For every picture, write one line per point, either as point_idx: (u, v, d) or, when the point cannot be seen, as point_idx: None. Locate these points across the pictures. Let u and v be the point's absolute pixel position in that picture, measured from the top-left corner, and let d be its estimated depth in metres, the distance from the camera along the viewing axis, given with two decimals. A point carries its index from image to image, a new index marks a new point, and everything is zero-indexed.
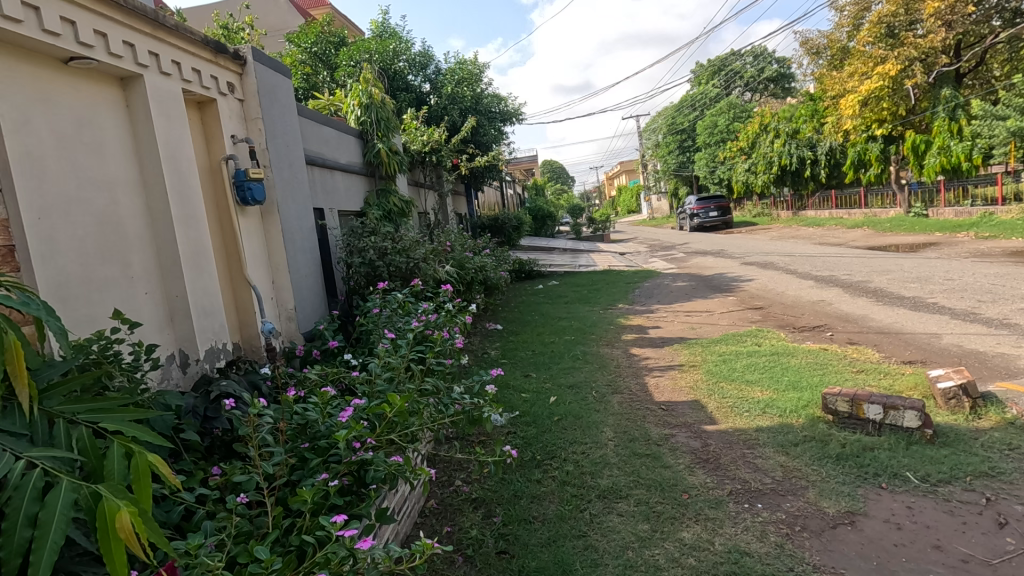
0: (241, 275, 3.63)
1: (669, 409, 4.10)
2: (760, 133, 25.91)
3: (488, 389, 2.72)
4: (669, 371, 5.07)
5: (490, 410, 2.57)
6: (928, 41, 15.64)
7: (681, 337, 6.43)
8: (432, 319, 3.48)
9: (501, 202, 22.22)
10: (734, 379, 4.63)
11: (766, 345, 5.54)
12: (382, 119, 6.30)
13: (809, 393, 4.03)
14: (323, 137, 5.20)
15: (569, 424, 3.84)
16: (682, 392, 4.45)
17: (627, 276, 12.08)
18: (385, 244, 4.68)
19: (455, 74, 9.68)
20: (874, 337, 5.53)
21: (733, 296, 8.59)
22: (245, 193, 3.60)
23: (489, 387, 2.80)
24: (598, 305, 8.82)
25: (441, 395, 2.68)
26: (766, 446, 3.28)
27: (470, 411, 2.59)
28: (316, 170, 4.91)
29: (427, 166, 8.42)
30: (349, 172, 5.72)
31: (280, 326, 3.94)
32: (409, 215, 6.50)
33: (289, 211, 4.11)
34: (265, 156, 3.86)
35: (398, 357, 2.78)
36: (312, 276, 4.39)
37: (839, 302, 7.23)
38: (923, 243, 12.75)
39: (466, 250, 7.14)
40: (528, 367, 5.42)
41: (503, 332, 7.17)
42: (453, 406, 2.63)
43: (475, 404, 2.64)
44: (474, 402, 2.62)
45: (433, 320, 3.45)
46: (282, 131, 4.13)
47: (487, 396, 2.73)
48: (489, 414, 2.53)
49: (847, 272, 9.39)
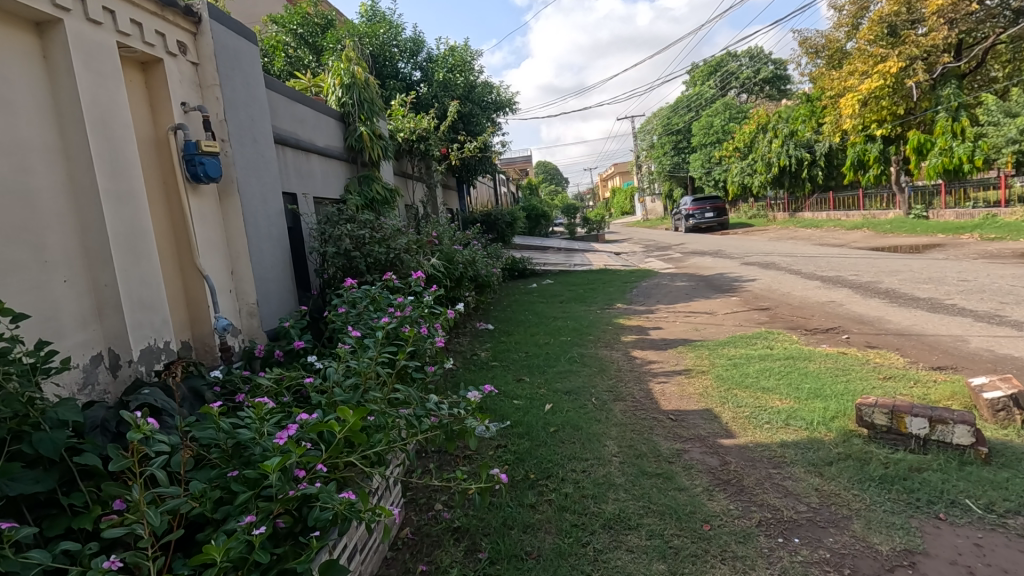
0: (191, 263, 3.15)
1: (679, 420, 3.65)
2: (757, 133, 25.65)
3: (471, 396, 2.28)
4: (675, 376, 4.64)
5: (474, 423, 2.13)
6: (930, 39, 15.40)
7: (685, 339, 5.99)
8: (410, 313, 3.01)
9: (494, 200, 21.76)
10: (748, 385, 4.20)
11: (778, 348, 5.12)
12: (365, 101, 5.84)
13: (836, 403, 3.60)
14: (297, 116, 4.72)
15: (567, 435, 3.39)
16: (691, 400, 4.02)
17: (624, 275, 11.66)
18: (362, 233, 4.21)
19: (447, 61, 9.23)
20: (894, 340, 5.12)
21: (736, 297, 8.18)
22: (195, 168, 3.11)
23: (473, 394, 2.34)
24: (595, 304, 8.38)
25: (414, 404, 2.23)
26: (795, 465, 2.85)
27: (448, 423, 2.15)
28: (288, 151, 4.44)
29: (416, 156, 7.96)
30: (327, 156, 5.24)
31: (239, 322, 3.45)
32: (394, 204, 6.02)
33: (252, 193, 3.63)
34: (223, 129, 3.38)
35: (365, 359, 2.32)
36: (279, 266, 3.91)
37: (850, 303, 6.84)
38: (927, 244, 12.45)
39: (456, 244, 6.68)
40: (521, 370, 4.96)
41: (495, 333, 6.70)
42: (429, 418, 2.18)
43: (456, 415, 2.20)
44: (454, 413, 2.18)
45: (412, 315, 3.00)
46: (245, 103, 3.66)
47: (469, 404, 2.29)
48: (473, 429, 2.09)
49: (854, 272, 9.02)
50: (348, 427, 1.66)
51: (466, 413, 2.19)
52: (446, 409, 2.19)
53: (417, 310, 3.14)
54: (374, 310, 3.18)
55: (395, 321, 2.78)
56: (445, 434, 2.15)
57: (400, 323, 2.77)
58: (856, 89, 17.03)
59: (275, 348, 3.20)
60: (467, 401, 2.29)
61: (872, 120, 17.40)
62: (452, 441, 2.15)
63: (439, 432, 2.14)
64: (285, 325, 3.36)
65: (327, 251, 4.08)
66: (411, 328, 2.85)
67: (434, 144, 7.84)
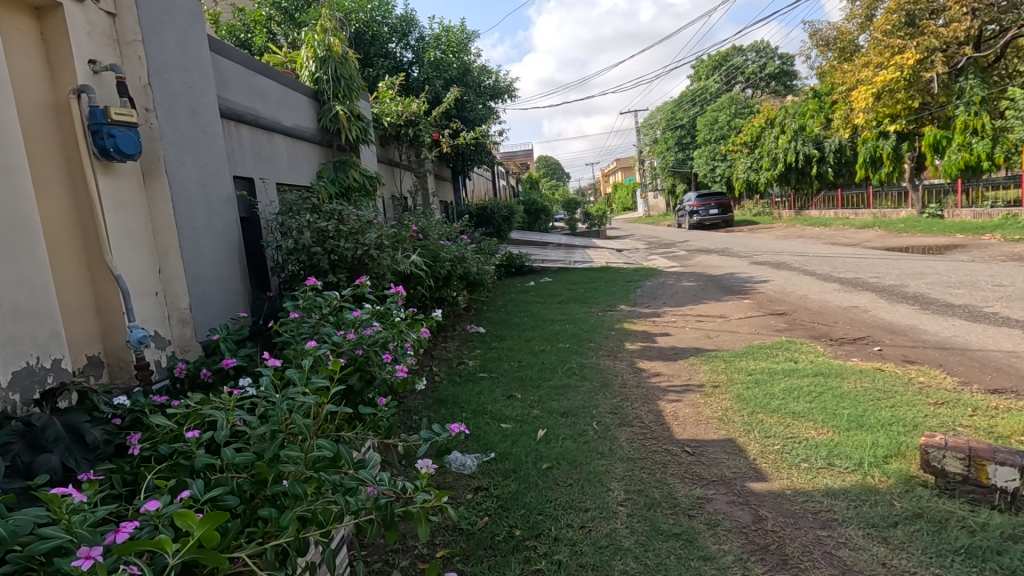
0: (101, 259, 2.55)
1: (697, 455, 3.05)
2: (764, 128, 24.95)
3: (422, 466, 1.65)
4: (688, 395, 4.03)
5: (427, 502, 1.50)
6: (951, 30, 14.81)
7: (697, 348, 5.39)
8: (359, 315, 2.40)
9: (492, 192, 21.12)
10: (775, 408, 3.60)
11: (804, 362, 4.52)
12: (343, 77, 5.20)
13: (885, 437, 3.01)
14: (258, 89, 4.10)
15: (563, 475, 2.80)
16: (709, 426, 3.43)
17: (627, 274, 11.05)
18: (325, 224, 3.59)
19: (441, 42, 8.61)
20: (936, 354, 4.53)
21: (748, 299, 7.57)
22: (103, 141, 2.48)
23: (425, 459, 1.74)
24: (596, 305, 7.77)
25: (346, 467, 1.62)
26: (849, 526, 2.26)
27: (388, 504, 1.51)
28: (244, 129, 3.82)
29: (404, 142, 7.35)
30: (295, 138, 4.63)
31: (167, 332, 2.85)
32: (373, 193, 5.40)
33: (186, 176, 3.01)
34: (146, 97, 2.77)
35: (286, 399, 1.70)
36: (224, 264, 3.30)
37: (877, 309, 6.23)
38: (947, 245, 11.83)
39: (444, 239, 6.07)
40: (512, 384, 4.37)
41: (487, 337, 6.09)
42: (363, 491, 1.54)
43: (400, 490, 1.57)
44: (396, 487, 1.55)
45: (366, 320, 2.39)
46: (179, 68, 3.04)
47: (418, 473, 1.66)
48: (420, 510, 1.49)
49: (876, 274, 8.41)
50: (194, 543, 1.04)
51: (411, 486, 1.57)
52: (387, 479, 1.56)
53: (373, 315, 2.51)
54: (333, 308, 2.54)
55: (348, 336, 2.17)
56: (382, 519, 1.51)
57: (353, 338, 2.16)
58: (870, 82, 16.42)
59: (202, 366, 2.60)
60: (418, 470, 1.70)
61: (885, 114, 16.84)
62: (393, 528, 1.54)
63: (372, 517, 1.50)
64: (216, 336, 2.74)
65: (282, 244, 3.48)
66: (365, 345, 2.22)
67: (425, 128, 7.22)
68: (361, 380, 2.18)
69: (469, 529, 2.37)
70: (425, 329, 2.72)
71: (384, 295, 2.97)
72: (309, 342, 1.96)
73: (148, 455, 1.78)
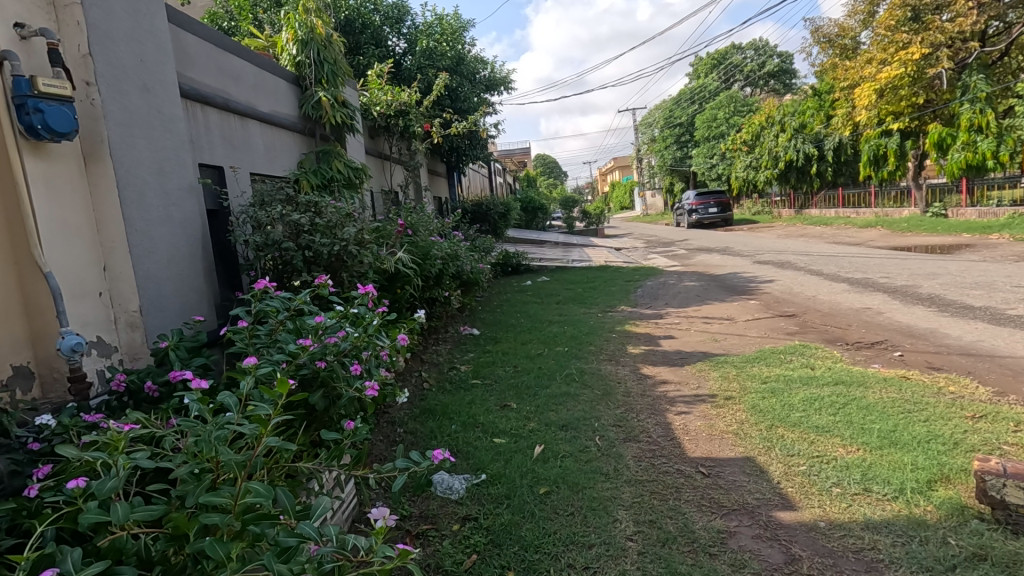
0: (29, 255, 2.18)
1: (713, 477, 2.71)
2: (763, 126, 24.66)
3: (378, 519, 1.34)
4: (698, 406, 3.70)
5: (385, 565, 1.20)
6: (956, 25, 14.55)
7: (705, 352, 5.06)
8: (325, 320, 2.05)
9: (489, 189, 20.80)
10: (796, 421, 3.27)
11: (821, 369, 4.20)
12: (327, 61, 4.83)
13: (924, 457, 2.68)
14: (228, 70, 3.75)
15: (563, 501, 2.46)
16: (723, 443, 3.10)
17: (626, 273, 10.73)
18: (299, 217, 3.23)
19: (436, 30, 8.26)
20: (962, 361, 4.22)
21: (754, 300, 7.25)
22: (30, 118, 2.09)
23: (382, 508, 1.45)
24: (596, 306, 7.44)
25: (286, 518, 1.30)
26: (898, 569, 1.93)
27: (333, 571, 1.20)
28: (211, 112, 3.46)
29: (395, 134, 7.00)
30: (273, 125, 4.28)
31: (114, 336, 2.48)
32: (359, 186, 5.04)
33: (136, 161, 2.64)
34: (86, 69, 2.40)
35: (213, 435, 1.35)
36: (183, 261, 2.94)
37: (892, 311, 5.92)
38: (954, 244, 11.54)
39: (435, 235, 5.73)
40: (507, 392, 4.04)
41: (481, 340, 5.75)
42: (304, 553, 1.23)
43: (350, 550, 1.28)
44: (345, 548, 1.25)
45: (332, 326, 2.04)
46: (129, 38, 2.67)
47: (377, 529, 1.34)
48: (378, 574, 1.20)
49: (886, 274, 8.12)
50: None
51: (366, 545, 1.26)
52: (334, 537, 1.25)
53: (343, 318, 2.16)
54: (296, 311, 2.18)
55: (307, 345, 1.83)
56: None
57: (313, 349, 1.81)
58: (873, 78, 16.18)
59: (147, 378, 2.25)
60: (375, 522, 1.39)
61: (888, 111, 16.63)
62: None
63: None
64: (165, 343, 2.38)
65: (249, 240, 3.13)
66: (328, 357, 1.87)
67: (416, 119, 6.87)
68: (324, 399, 1.83)
69: (454, 570, 2.04)
70: (404, 334, 2.38)
71: (354, 296, 2.57)
72: (248, 358, 1.62)
73: (48, 494, 1.43)
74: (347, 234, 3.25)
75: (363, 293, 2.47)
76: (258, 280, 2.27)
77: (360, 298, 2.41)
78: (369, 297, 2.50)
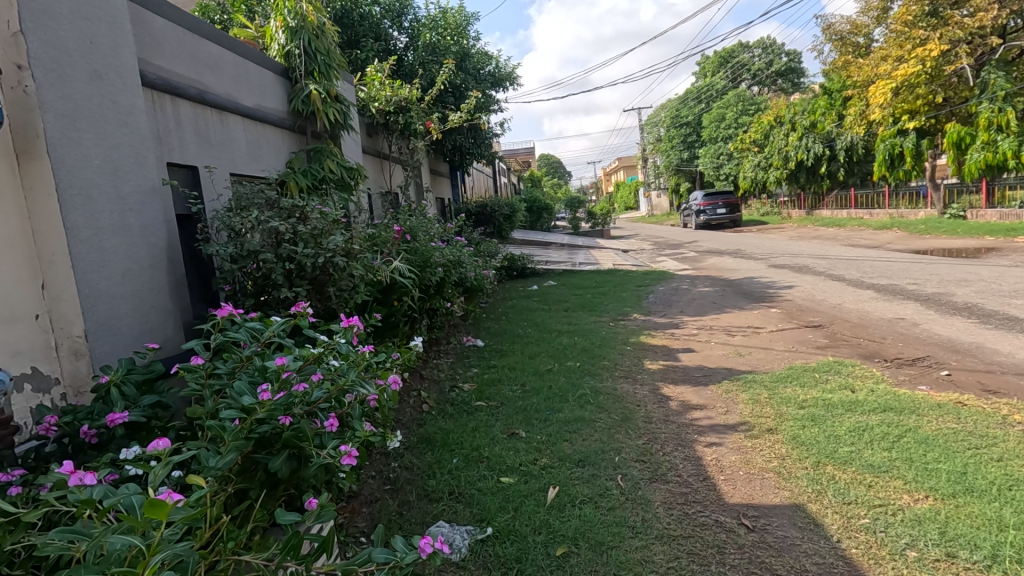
0: None
1: (760, 532, 2.30)
2: (773, 125, 24.17)
3: None
4: (731, 438, 3.29)
5: None
6: (977, 20, 14.01)
7: (729, 369, 4.64)
8: (292, 361, 1.65)
9: (493, 189, 20.39)
10: (847, 458, 2.86)
11: (862, 393, 3.79)
12: (319, 52, 4.43)
13: (1010, 512, 2.26)
14: (204, 58, 3.36)
15: (583, 567, 2.08)
16: (766, 485, 2.70)
17: (637, 277, 10.31)
18: (279, 224, 2.83)
19: (438, 24, 7.87)
20: (1020, 383, 3.80)
21: (775, 309, 6.81)
22: None
23: None
24: (607, 314, 7.01)
25: None
26: None
27: None
28: (183, 104, 3.08)
29: (394, 131, 6.62)
30: (257, 120, 3.88)
31: (52, 366, 2.06)
32: (353, 187, 4.64)
33: (82, 158, 2.25)
34: (16, 49, 2.00)
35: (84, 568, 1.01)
36: (142, 275, 2.53)
37: (928, 322, 5.49)
38: (979, 247, 11.06)
39: (436, 240, 5.31)
40: (513, 418, 3.63)
41: (485, 353, 5.33)
42: None
43: None
44: None
45: (304, 370, 1.64)
46: (75, 14, 2.27)
47: None
48: None
49: (913, 280, 7.68)
50: None
51: None
52: None
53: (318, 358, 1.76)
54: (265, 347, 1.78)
55: (265, 397, 1.46)
56: None
57: (275, 402, 1.43)
58: (889, 76, 15.71)
59: (85, 421, 1.79)
60: None
61: (904, 109, 16.13)
62: None
63: None
64: (108, 378, 1.91)
65: (222, 249, 2.74)
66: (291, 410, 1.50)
67: (417, 116, 6.46)
68: (289, 462, 1.45)
69: None
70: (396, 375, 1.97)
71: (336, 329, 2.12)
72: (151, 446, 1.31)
73: None
74: (331, 244, 2.81)
75: (347, 323, 2.06)
76: (220, 306, 1.88)
77: (345, 329, 2.00)
78: (354, 329, 2.08)
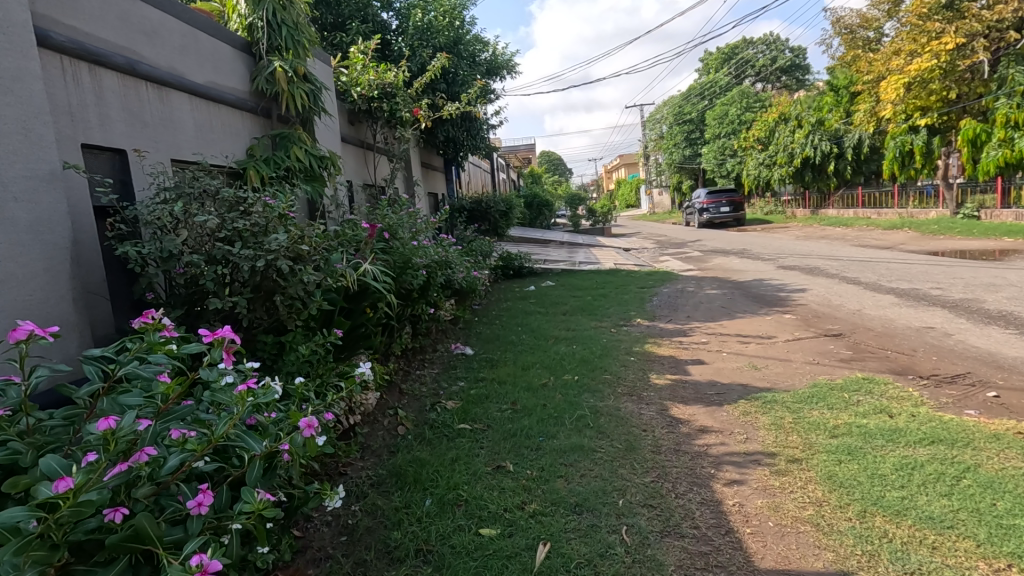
0: None
1: None
2: (778, 123, 23.62)
3: None
4: (754, 474, 2.79)
5: None
6: (995, 13, 13.48)
7: (745, 385, 4.15)
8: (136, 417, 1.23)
9: (490, 186, 19.87)
10: (899, 507, 2.37)
11: (900, 418, 3.30)
12: (286, 23, 3.87)
13: None
14: (138, 23, 2.86)
15: None
16: (803, 542, 2.21)
17: (640, 277, 9.81)
18: (209, 217, 2.27)
19: (430, 5, 7.36)
20: None
21: (789, 316, 6.31)
22: None
23: None
24: (608, 319, 6.52)
25: None
26: None
27: None
28: (106, 76, 2.58)
29: (378, 119, 6.12)
30: (207, 100, 3.38)
31: None
32: (323, 179, 4.14)
33: None
34: None
35: None
36: (33, 281, 2.03)
37: (962, 333, 5.00)
38: (998, 250, 10.55)
39: (421, 237, 4.80)
40: (500, 447, 3.15)
41: (474, 363, 4.83)
42: None
43: None
44: None
45: (156, 430, 1.24)
46: None
47: None
48: None
49: (936, 284, 7.18)
50: None
51: None
52: None
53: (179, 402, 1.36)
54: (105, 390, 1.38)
55: (69, 488, 1.03)
56: None
57: (87, 497, 1.05)
58: (901, 70, 15.17)
59: None
60: None
61: (916, 106, 15.61)
62: None
63: None
64: None
65: (134, 249, 2.21)
66: (123, 491, 1.15)
67: (403, 103, 5.95)
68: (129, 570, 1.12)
69: None
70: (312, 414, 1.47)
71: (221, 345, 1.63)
72: None
73: None
74: (273, 245, 2.27)
75: (211, 338, 1.55)
76: (18, 327, 1.31)
77: (213, 350, 1.51)
78: (226, 345, 1.57)
